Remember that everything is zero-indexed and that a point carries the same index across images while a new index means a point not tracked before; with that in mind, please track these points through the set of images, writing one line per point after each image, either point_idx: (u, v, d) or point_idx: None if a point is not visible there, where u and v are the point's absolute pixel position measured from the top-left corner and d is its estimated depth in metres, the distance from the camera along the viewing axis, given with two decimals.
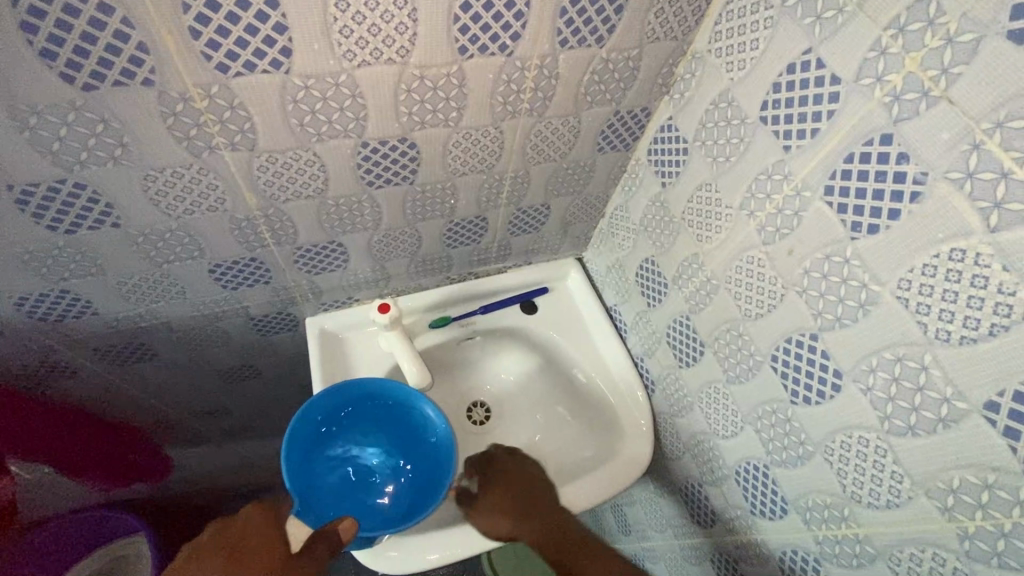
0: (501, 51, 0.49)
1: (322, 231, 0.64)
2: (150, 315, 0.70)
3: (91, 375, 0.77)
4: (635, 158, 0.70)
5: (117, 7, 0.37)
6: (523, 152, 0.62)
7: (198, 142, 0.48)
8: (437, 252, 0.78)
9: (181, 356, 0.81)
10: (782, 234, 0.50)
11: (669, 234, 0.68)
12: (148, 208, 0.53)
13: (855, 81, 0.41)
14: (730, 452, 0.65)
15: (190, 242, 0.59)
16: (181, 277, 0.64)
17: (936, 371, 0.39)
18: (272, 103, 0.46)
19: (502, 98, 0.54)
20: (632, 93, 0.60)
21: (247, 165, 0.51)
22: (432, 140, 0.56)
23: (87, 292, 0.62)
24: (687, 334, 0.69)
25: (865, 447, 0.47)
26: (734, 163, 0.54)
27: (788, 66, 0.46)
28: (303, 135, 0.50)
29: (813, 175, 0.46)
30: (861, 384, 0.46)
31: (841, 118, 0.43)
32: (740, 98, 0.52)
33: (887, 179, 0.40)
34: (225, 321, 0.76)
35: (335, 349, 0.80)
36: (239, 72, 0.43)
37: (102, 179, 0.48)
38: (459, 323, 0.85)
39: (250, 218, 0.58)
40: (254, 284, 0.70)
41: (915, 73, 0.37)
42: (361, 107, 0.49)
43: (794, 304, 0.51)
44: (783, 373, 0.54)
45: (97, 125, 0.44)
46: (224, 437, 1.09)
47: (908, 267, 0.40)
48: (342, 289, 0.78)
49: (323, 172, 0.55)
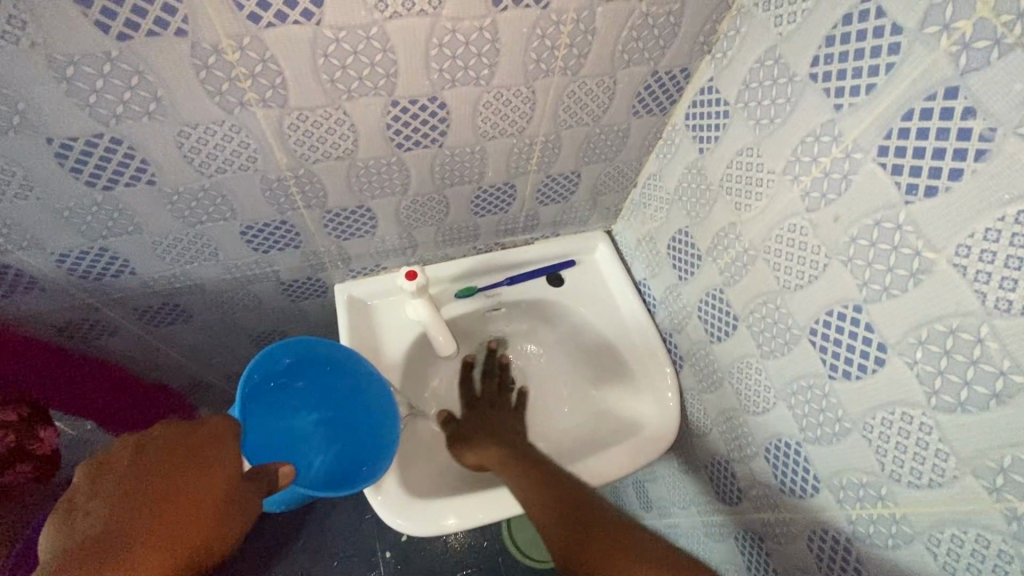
0: (535, 3, 0.47)
1: (351, 194, 0.64)
2: (185, 276, 0.71)
3: (128, 334, 0.80)
4: (671, 124, 0.68)
5: None
6: (555, 115, 0.61)
7: (229, 97, 0.47)
8: (465, 220, 0.77)
9: (213, 318, 0.82)
10: (829, 200, 0.48)
11: (704, 203, 0.65)
12: (182, 166, 0.53)
13: (917, 31, 0.38)
14: (761, 429, 0.63)
15: (222, 202, 0.60)
16: (213, 237, 0.65)
17: (994, 344, 0.37)
18: (301, 56, 0.45)
19: (535, 55, 0.52)
20: (672, 52, 0.57)
21: (278, 122, 0.51)
22: (463, 99, 0.55)
23: (125, 251, 0.63)
24: (720, 307, 0.67)
25: (908, 424, 0.45)
26: (779, 126, 0.52)
27: (844, 16, 0.43)
28: (334, 92, 0.50)
29: (866, 135, 0.43)
30: (908, 358, 0.43)
31: (901, 71, 0.40)
32: (788, 55, 0.49)
33: (949, 138, 0.37)
34: (256, 284, 0.77)
35: (362, 314, 0.80)
36: (272, 22, 0.42)
37: (137, 135, 0.49)
38: (485, 293, 0.84)
39: (281, 178, 0.58)
40: (285, 247, 0.71)
41: (987, 19, 0.34)
42: (392, 63, 0.48)
43: (838, 275, 0.48)
44: (823, 347, 0.52)
45: (133, 77, 0.44)
46: None
47: (969, 232, 0.37)
48: (370, 256, 0.79)
49: (352, 132, 0.55)
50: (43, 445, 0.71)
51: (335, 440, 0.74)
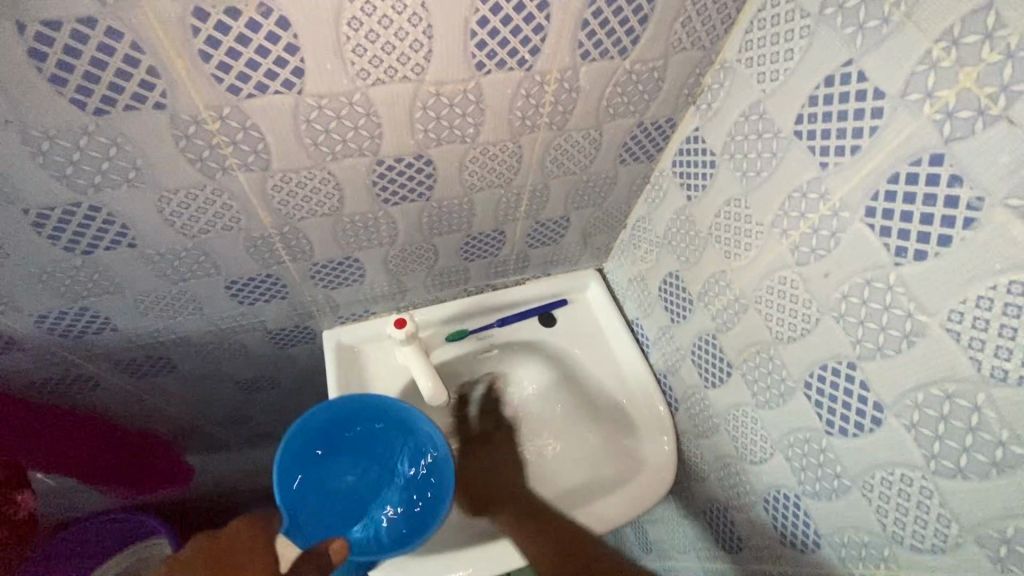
0: (519, 66, 0.47)
1: (338, 247, 0.63)
2: (168, 330, 0.70)
3: (110, 387, 0.77)
4: (659, 169, 0.68)
5: (125, 32, 0.35)
6: (543, 166, 0.61)
7: (211, 164, 0.47)
8: (454, 265, 0.76)
9: (199, 368, 0.81)
10: (818, 256, 0.47)
11: (694, 249, 0.65)
12: (163, 229, 0.52)
13: (900, 97, 0.38)
14: (759, 479, 0.62)
15: (206, 260, 0.59)
16: (197, 293, 0.64)
17: (991, 412, 0.36)
18: (283, 123, 0.45)
19: (520, 113, 0.52)
20: (657, 105, 0.57)
21: (261, 185, 0.51)
22: (449, 156, 0.54)
23: (106, 309, 0.62)
24: (713, 353, 0.66)
25: (908, 487, 0.44)
26: (766, 179, 0.51)
27: (826, 78, 0.43)
28: (318, 154, 0.49)
29: (853, 195, 0.43)
30: (905, 419, 0.43)
31: (885, 134, 0.40)
32: (772, 111, 0.49)
33: (936, 204, 0.37)
34: (242, 335, 0.76)
35: (351, 361, 0.79)
36: (252, 93, 0.42)
37: (117, 202, 0.48)
38: (476, 336, 0.83)
39: (265, 236, 0.58)
40: (271, 299, 0.70)
41: (970, 90, 0.34)
42: (376, 126, 0.48)
43: (831, 330, 0.48)
44: (818, 402, 0.51)
45: (111, 148, 0.43)
46: (242, 443, 1.09)
47: (961, 297, 0.37)
48: (359, 302, 0.77)
49: (337, 190, 0.54)
50: (20, 508, 0.68)
51: (394, 459, 0.74)
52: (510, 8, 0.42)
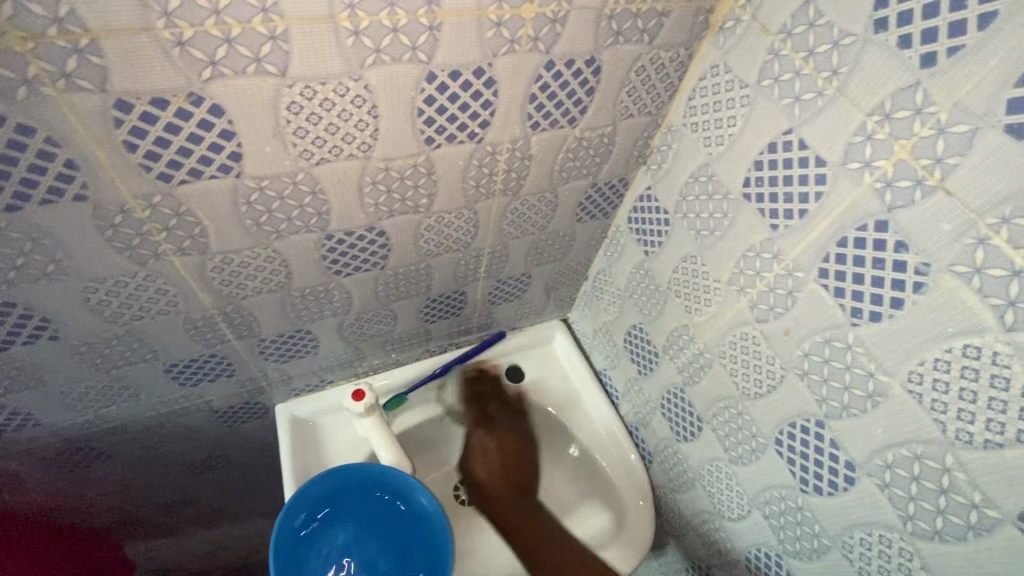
0: (469, 139, 0.46)
1: (288, 321, 0.60)
2: (101, 420, 0.63)
3: (36, 487, 0.69)
4: (615, 225, 0.68)
5: (38, 127, 0.33)
6: (500, 229, 0.60)
7: (142, 251, 0.43)
8: (414, 328, 0.74)
9: (139, 456, 0.74)
10: (776, 314, 0.47)
11: (655, 303, 0.64)
12: (91, 319, 0.48)
13: (841, 165, 0.39)
14: (740, 536, 0.61)
15: (141, 345, 0.54)
16: (133, 379, 0.59)
17: (961, 473, 0.36)
18: (221, 207, 0.42)
19: (474, 182, 0.51)
20: (609, 166, 0.58)
21: (200, 267, 0.47)
22: (403, 226, 0.53)
23: (27, 405, 0.56)
24: (683, 407, 0.65)
25: (888, 547, 0.43)
26: (720, 237, 0.51)
27: (769, 144, 0.44)
28: (261, 234, 0.46)
29: (805, 257, 0.44)
30: (878, 479, 0.43)
31: (830, 200, 0.40)
32: (721, 173, 0.49)
33: (885, 268, 0.38)
34: (186, 417, 0.70)
35: (305, 436, 0.72)
36: (184, 179, 0.39)
37: (35, 296, 0.44)
38: (441, 400, 0.78)
39: (207, 317, 0.54)
40: (217, 378, 0.65)
41: (907, 160, 0.35)
42: (323, 203, 0.46)
43: (796, 388, 0.48)
44: (790, 459, 0.51)
45: (26, 243, 0.39)
46: (194, 530, 0.99)
47: (919, 359, 0.37)
48: (314, 373, 0.73)
49: (284, 267, 0.51)
50: None
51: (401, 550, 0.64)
52: (457, 86, 0.41)
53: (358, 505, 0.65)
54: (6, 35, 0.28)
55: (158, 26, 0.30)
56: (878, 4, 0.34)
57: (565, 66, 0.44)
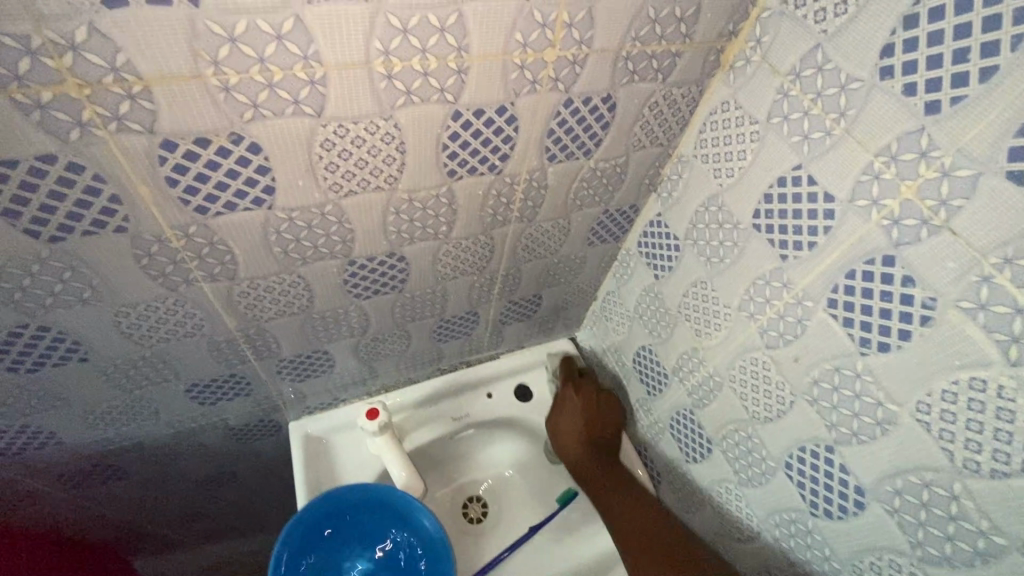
0: (489, 170, 0.48)
1: (307, 342, 0.61)
2: (121, 438, 0.64)
3: (53, 505, 0.70)
4: (625, 248, 0.69)
5: (88, 165, 0.34)
6: (515, 253, 0.61)
7: (174, 277, 0.45)
8: (428, 348, 0.75)
9: (153, 473, 0.74)
10: (787, 341, 0.49)
11: (666, 325, 0.66)
12: (119, 341, 0.49)
13: (849, 202, 0.41)
14: (748, 556, 0.62)
15: (165, 366, 0.55)
16: (155, 398, 0.60)
17: (968, 501, 0.38)
18: (252, 237, 0.44)
19: (492, 210, 0.53)
20: (620, 194, 0.59)
21: (228, 292, 0.49)
22: (422, 252, 0.54)
23: (50, 424, 0.57)
24: (693, 429, 0.66)
25: (897, 571, 0.44)
26: (731, 265, 0.53)
27: (779, 178, 0.46)
28: (287, 261, 0.48)
29: (814, 286, 0.45)
30: (887, 504, 0.44)
31: (838, 234, 0.42)
32: (730, 203, 0.51)
33: (893, 301, 0.39)
34: (202, 435, 0.71)
35: (319, 452, 0.74)
36: (219, 212, 0.41)
37: (69, 321, 0.45)
38: (451, 418, 0.79)
39: (231, 339, 0.55)
40: (234, 397, 0.66)
41: (913, 201, 0.36)
42: (348, 232, 0.47)
43: (806, 413, 0.49)
44: (800, 482, 0.52)
45: (66, 271, 0.41)
46: (201, 546, 0.99)
47: (926, 390, 0.38)
48: (328, 391, 0.74)
49: (307, 290, 0.53)
50: None
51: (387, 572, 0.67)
52: (480, 122, 0.43)
53: (360, 524, 0.66)
54: (65, 83, 0.30)
55: (206, 73, 0.32)
56: (883, 53, 0.36)
57: (583, 103, 0.46)
